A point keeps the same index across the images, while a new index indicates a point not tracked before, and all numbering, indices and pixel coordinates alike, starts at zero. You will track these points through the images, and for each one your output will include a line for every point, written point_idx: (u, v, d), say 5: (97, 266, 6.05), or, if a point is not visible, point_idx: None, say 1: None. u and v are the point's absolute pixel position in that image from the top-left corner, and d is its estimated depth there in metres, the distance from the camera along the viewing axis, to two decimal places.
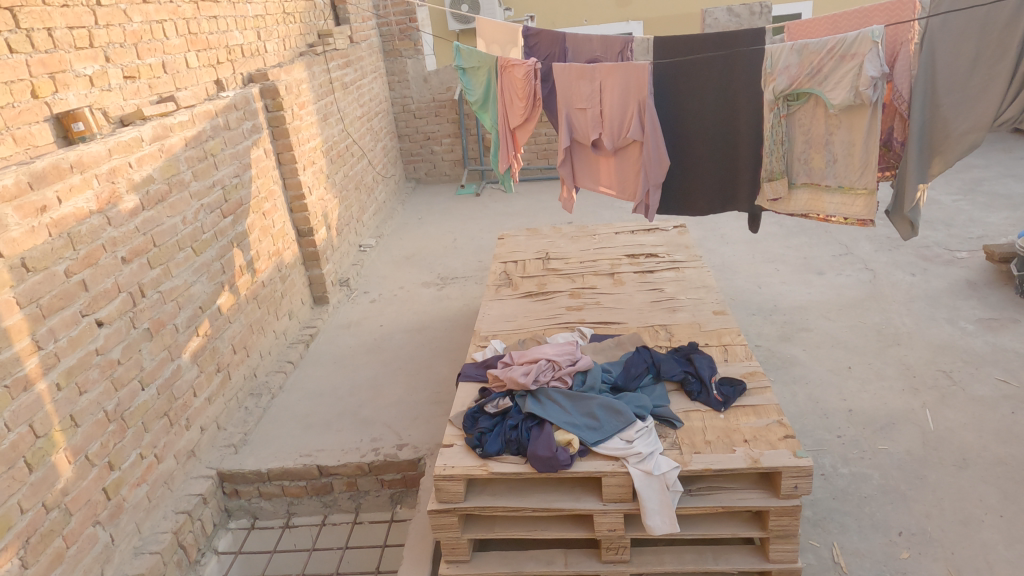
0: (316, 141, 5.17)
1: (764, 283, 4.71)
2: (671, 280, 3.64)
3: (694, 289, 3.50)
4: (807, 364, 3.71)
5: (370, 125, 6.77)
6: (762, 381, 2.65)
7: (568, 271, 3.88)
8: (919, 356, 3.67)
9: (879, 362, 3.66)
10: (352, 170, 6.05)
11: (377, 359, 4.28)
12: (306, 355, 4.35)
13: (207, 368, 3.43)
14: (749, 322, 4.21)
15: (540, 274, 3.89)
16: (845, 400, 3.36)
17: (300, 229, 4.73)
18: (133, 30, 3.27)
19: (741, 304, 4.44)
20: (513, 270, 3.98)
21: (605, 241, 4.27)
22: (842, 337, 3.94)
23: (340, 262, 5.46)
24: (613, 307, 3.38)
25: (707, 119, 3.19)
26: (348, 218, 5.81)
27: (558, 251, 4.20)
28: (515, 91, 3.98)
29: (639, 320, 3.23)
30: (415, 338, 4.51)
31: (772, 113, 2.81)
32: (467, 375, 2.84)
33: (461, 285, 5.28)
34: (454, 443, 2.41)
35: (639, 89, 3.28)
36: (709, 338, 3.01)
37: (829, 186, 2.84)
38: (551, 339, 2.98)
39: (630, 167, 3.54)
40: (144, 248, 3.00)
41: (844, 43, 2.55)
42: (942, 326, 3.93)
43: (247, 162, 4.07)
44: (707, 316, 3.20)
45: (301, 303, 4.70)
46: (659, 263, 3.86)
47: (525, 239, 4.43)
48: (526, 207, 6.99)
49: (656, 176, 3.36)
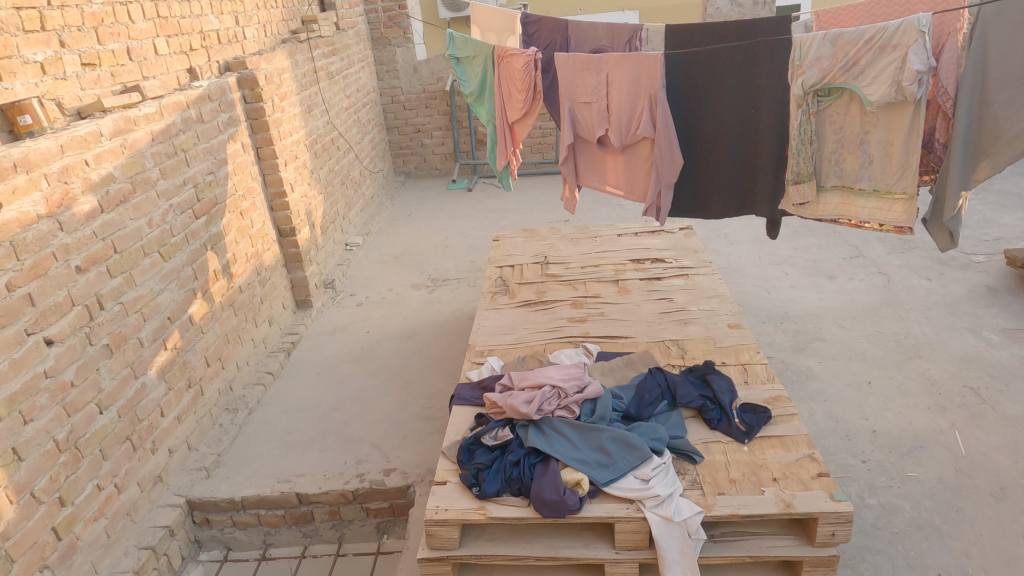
0: (298, 134, 4.86)
1: (773, 288, 4.47)
2: (681, 288, 3.38)
3: (706, 299, 3.24)
4: (824, 378, 3.48)
5: (357, 117, 6.46)
6: (788, 408, 2.40)
7: (569, 278, 3.61)
8: (943, 369, 3.44)
9: (901, 377, 3.42)
10: (337, 164, 5.75)
11: (363, 369, 4.00)
12: (287, 364, 4.07)
13: (177, 384, 3.15)
14: (759, 332, 3.97)
15: (539, 280, 3.63)
16: (868, 420, 3.13)
17: (282, 229, 4.43)
18: (92, 12, 2.96)
19: (750, 312, 4.20)
20: (509, 276, 3.71)
21: (607, 245, 4.01)
22: (859, 348, 3.71)
23: (325, 262, 5.18)
24: (620, 319, 3.13)
25: (725, 115, 2.95)
26: (332, 215, 5.52)
27: (558, 255, 3.94)
28: (514, 83, 3.69)
29: (648, 334, 2.98)
30: (405, 345, 4.23)
31: (799, 109, 2.56)
32: (462, 398, 2.59)
33: (453, 287, 5.00)
34: (448, 480, 2.16)
35: (650, 81, 3.03)
36: (725, 356, 2.76)
37: (861, 190, 2.59)
38: (553, 358, 2.72)
39: (639, 166, 3.29)
40: (103, 255, 2.70)
41: (884, 32, 2.29)
42: (965, 336, 3.70)
43: (223, 158, 3.77)
44: (722, 331, 2.95)
45: (283, 308, 4.41)
46: (667, 270, 3.61)
47: (522, 242, 4.17)
48: (520, 203, 6.71)
49: (669, 176, 3.12)
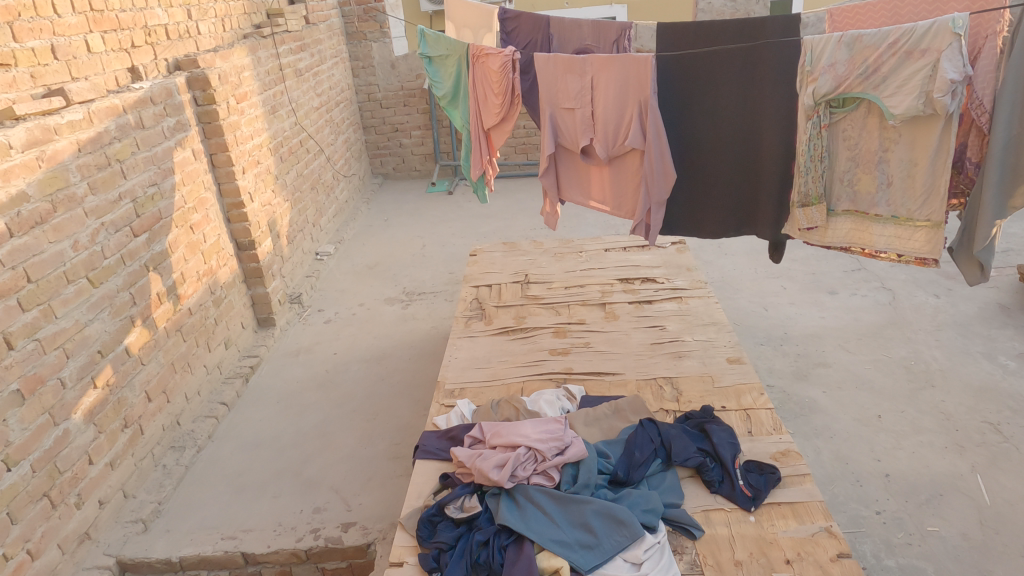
0: (260, 138, 4.49)
1: (771, 304, 4.18)
2: (673, 314, 3.07)
3: (702, 327, 2.93)
4: (829, 410, 3.19)
5: (329, 116, 6.08)
6: (799, 466, 2.09)
7: (551, 300, 3.30)
8: (958, 402, 3.16)
9: (914, 410, 3.13)
10: (306, 168, 5.38)
11: (328, 398, 3.66)
12: (244, 391, 3.72)
13: (110, 426, 2.80)
14: (757, 356, 3.68)
15: (518, 303, 3.31)
16: (880, 462, 2.84)
17: (240, 242, 4.07)
18: (5, 6, 2.59)
19: (747, 332, 3.90)
20: (486, 298, 3.39)
21: (593, 262, 3.69)
22: (866, 376, 3.42)
23: (291, 275, 4.82)
24: (607, 352, 2.81)
25: (723, 125, 2.63)
26: (300, 223, 5.16)
27: (539, 273, 3.63)
28: (490, 85, 3.36)
29: (638, 370, 2.66)
30: (375, 369, 3.90)
31: (809, 122, 2.25)
32: (426, 450, 2.27)
33: (429, 302, 4.67)
34: (404, 561, 1.84)
35: (640, 86, 2.70)
36: (725, 398, 2.46)
37: (877, 216, 2.27)
38: (530, 401, 2.41)
39: (628, 179, 2.97)
40: (12, 287, 2.35)
41: (910, 35, 1.98)
42: (980, 363, 3.42)
43: (169, 167, 3.40)
44: (720, 368, 2.64)
45: (242, 328, 4.05)
46: (658, 291, 3.30)
47: (502, 258, 3.84)
48: (502, 208, 6.37)
49: (660, 193, 2.79)
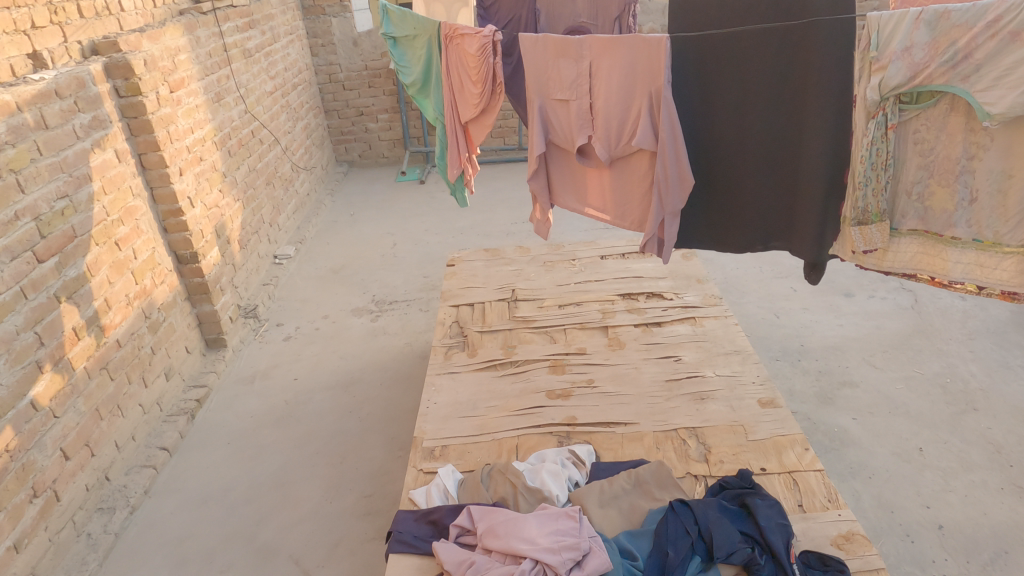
0: (203, 131, 3.92)
1: (782, 310, 3.77)
2: (688, 340, 2.63)
3: (723, 358, 2.50)
4: (863, 442, 2.80)
5: (286, 101, 5.49)
6: (869, 557, 1.68)
7: (545, 323, 2.84)
8: (1007, 430, 2.79)
9: (959, 440, 2.76)
10: (260, 161, 4.81)
11: (288, 435, 3.17)
12: (189, 430, 3.22)
13: (12, 500, 2.29)
14: (775, 375, 3.27)
15: (506, 327, 2.84)
16: (930, 509, 2.46)
17: (180, 254, 3.52)
18: None
19: (760, 345, 3.49)
20: (469, 321, 2.92)
21: (589, 272, 3.24)
22: (898, 398, 3.04)
23: (246, 284, 4.29)
24: (615, 393, 2.37)
25: (753, 121, 2.16)
26: (254, 224, 4.61)
27: (528, 287, 3.16)
28: (466, 71, 2.84)
29: (654, 420, 2.23)
30: (341, 397, 3.41)
31: (872, 122, 1.81)
32: (402, 539, 1.81)
33: (402, 312, 4.18)
34: None
35: (650, 75, 2.21)
36: (763, 457, 2.03)
37: (955, 238, 1.82)
38: (522, 468, 1.98)
39: (633, 186, 2.49)
40: None
41: (1017, 12, 1.53)
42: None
43: (85, 174, 2.84)
44: (752, 414, 2.22)
45: (187, 353, 3.53)
46: (668, 309, 2.86)
47: (484, 269, 3.37)
48: (479, 198, 5.86)
49: (674, 203, 2.33)
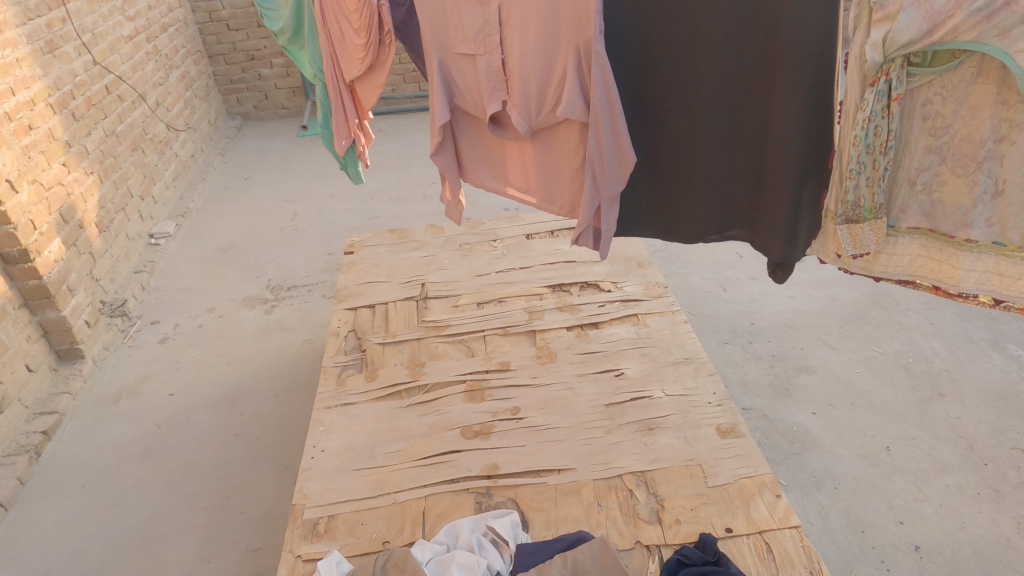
0: (30, 91, 3.13)
1: (729, 281, 3.40)
2: (631, 346, 2.20)
3: (673, 371, 2.09)
4: (826, 443, 2.48)
5: (153, 46, 4.63)
6: None
7: (460, 329, 2.36)
8: (978, 419, 2.52)
9: (928, 434, 2.48)
10: (121, 122, 4.02)
11: (158, 470, 2.62)
12: (33, 473, 2.63)
13: None
14: (725, 362, 2.90)
15: (413, 337, 2.34)
16: (904, 526, 2.17)
17: (6, 253, 2.82)
18: None
19: (707, 326, 3.12)
20: (368, 330, 2.40)
21: (513, 257, 2.75)
22: (860, 384, 2.73)
23: (111, 275, 3.60)
24: (545, 427, 1.93)
25: (707, 81, 1.67)
26: (119, 200, 3.87)
27: (441, 280, 2.65)
28: (345, 15, 2.21)
29: (594, 463, 1.81)
30: (226, 415, 2.86)
31: (869, 91, 1.36)
32: None
33: (302, 299, 3.61)
34: None
35: (576, 21, 1.67)
36: (728, 512, 1.65)
37: (971, 241, 1.42)
38: (422, 556, 1.52)
39: (562, 162, 1.96)
40: None
41: None
42: (990, 356, 2.79)
43: None
44: (711, 449, 1.82)
45: (29, 373, 2.88)
46: (605, 304, 2.41)
47: (388, 257, 2.83)
48: (392, 154, 5.21)
49: (613, 186, 1.81)
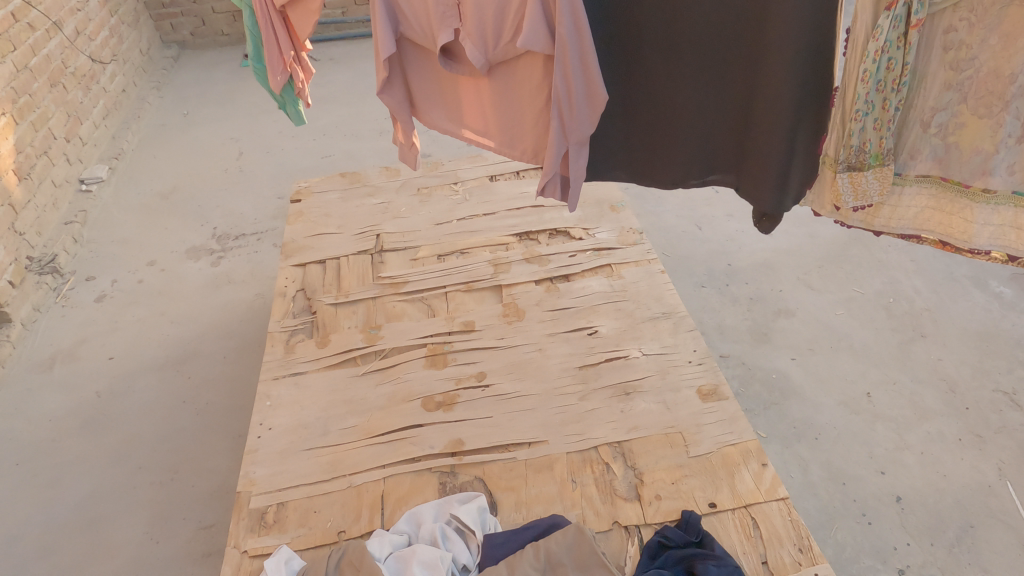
0: None
1: (704, 218, 3.23)
2: (604, 301, 2.04)
3: (649, 328, 1.94)
4: (806, 391, 2.39)
5: None
6: None
7: (419, 286, 2.16)
8: (960, 361, 2.45)
9: (910, 379, 2.40)
10: (34, 54, 3.59)
11: (99, 444, 2.43)
12: None
13: None
14: (701, 307, 2.77)
15: (368, 296, 2.14)
16: (885, 477, 2.11)
17: None
18: None
19: (682, 269, 2.97)
20: (318, 289, 2.19)
21: (475, 202, 2.53)
22: (840, 326, 2.62)
23: (37, 228, 3.28)
24: (513, 395, 1.78)
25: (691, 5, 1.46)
26: (41, 143, 3.50)
27: (398, 230, 2.42)
28: None
29: (567, 434, 1.67)
30: (172, 380, 2.66)
31: (885, 16, 1.18)
32: None
33: (251, 249, 3.35)
34: None
35: None
36: (711, 484, 1.53)
37: (989, 192, 1.25)
38: (380, 548, 1.38)
39: (524, 101, 1.73)
40: None
41: None
42: (972, 294, 2.70)
43: None
44: (692, 414, 1.69)
45: None
46: (576, 254, 2.23)
47: (339, 204, 2.58)
48: (345, 84, 4.83)
49: (582, 129, 1.59)
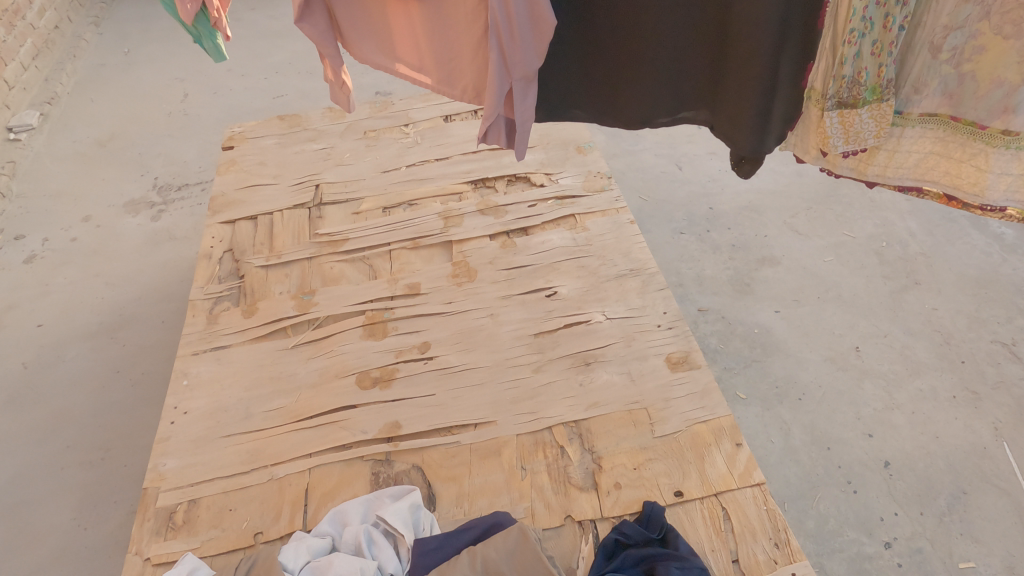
0: None
1: (686, 157, 2.97)
2: (565, 257, 1.82)
3: (615, 288, 1.72)
4: (790, 347, 2.21)
5: None
6: None
7: (360, 243, 1.93)
8: (956, 310, 2.26)
9: (902, 331, 2.22)
10: None
11: (26, 421, 2.24)
12: None
13: None
14: (679, 257, 2.55)
15: (303, 256, 1.91)
16: (873, 440, 1.95)
17: None
18: None
19: (660, 214, 2.73)
20: (247, 250, 1.95)
21: (427, 145, 2.26)
22: (829, 274, 2.42)
23: None
24: (460, 369, 1.58)
25: None
26: None
27: (339, 179, 2.17)
28: None
29: (518, 414, 1.48)
30: (106, 349, 2.45)
31: None
32: None
33: (195, 202, 3.09)
34: None
35: None
36: (678, 470, 1.36)
37: (1010, 134, 1.01)
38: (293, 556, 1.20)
39: (461, 29, 1.47)
40: None
41: None
42: (970, 235, 2.49)
43: None
44: (659, 388, 1.50)
45: None
46: (536, 203, 1.99)
47: (276, 151, 2.31)
48: None
49: (528, 62, 1.34)
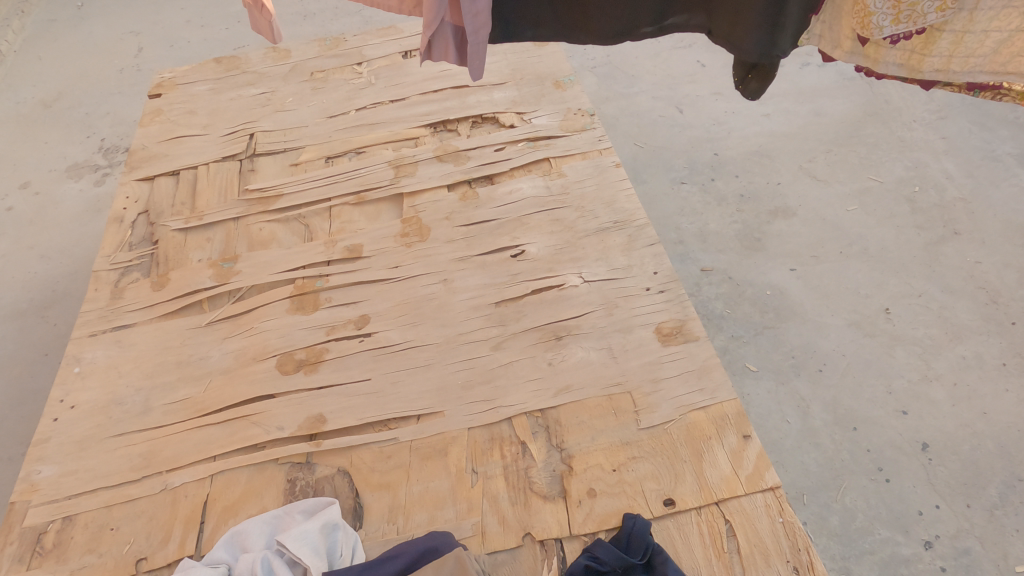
0: None
1: (688, 97, 2.62)
2: (536, 210, 1.50)
3: (595, 244, 1.41)
4: (808, 311, 1.90)
5: None
6: None
7: (296, 200, 1.62)
8: (1004, 264, 1.94)
9: (940, 289, 1.91)
10: None
11: None
12: None
13: None
14: (680, 211, 2.23)
15: (228, 217, 1.62)
16: (908, 418, 1.66)
17: None
18: None
19: (658, 162, 2.40)
20: (165, 211, 1.66)
21: (382, 86, 1.91)
22: (853, 225, 2.09)
23: None
24: (403, 349, 1.29)
25: None
26: None
27: (276, 125, 1.85)
28: None
29: (471, 403, 1.19)
30: (34, 330, 2.19)
31: None
32: None
33: None
34: None
35: None
36: (669, 472, 1.07)
37: None
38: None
39: None
40: None
41: None
42: (1018, 176, 2.15)
43: None
44: (646, 366, 1.20)
45: None
46: (505, 146, 1.67)
47: (208, 97, 1.98)
48: None
49: None
